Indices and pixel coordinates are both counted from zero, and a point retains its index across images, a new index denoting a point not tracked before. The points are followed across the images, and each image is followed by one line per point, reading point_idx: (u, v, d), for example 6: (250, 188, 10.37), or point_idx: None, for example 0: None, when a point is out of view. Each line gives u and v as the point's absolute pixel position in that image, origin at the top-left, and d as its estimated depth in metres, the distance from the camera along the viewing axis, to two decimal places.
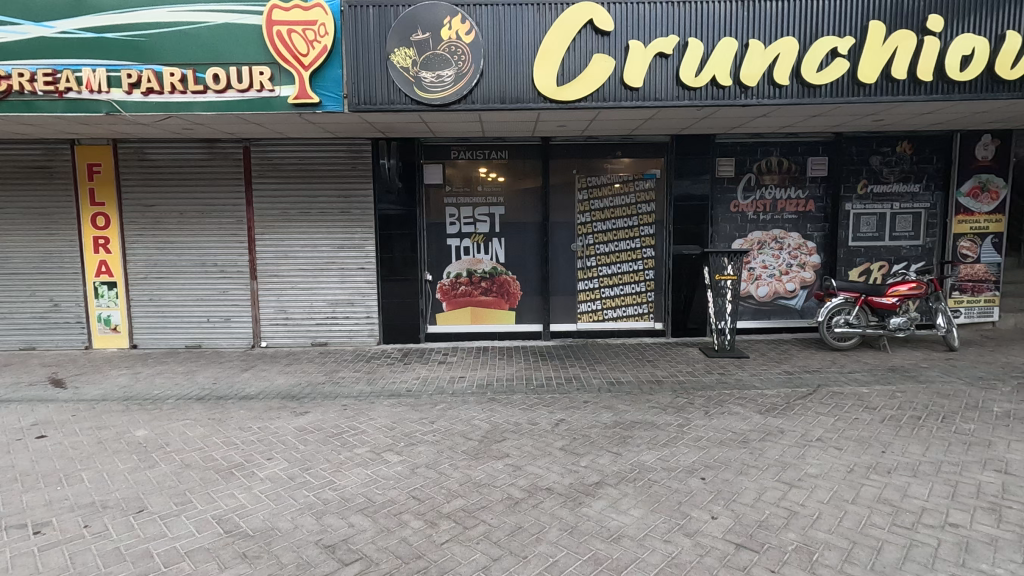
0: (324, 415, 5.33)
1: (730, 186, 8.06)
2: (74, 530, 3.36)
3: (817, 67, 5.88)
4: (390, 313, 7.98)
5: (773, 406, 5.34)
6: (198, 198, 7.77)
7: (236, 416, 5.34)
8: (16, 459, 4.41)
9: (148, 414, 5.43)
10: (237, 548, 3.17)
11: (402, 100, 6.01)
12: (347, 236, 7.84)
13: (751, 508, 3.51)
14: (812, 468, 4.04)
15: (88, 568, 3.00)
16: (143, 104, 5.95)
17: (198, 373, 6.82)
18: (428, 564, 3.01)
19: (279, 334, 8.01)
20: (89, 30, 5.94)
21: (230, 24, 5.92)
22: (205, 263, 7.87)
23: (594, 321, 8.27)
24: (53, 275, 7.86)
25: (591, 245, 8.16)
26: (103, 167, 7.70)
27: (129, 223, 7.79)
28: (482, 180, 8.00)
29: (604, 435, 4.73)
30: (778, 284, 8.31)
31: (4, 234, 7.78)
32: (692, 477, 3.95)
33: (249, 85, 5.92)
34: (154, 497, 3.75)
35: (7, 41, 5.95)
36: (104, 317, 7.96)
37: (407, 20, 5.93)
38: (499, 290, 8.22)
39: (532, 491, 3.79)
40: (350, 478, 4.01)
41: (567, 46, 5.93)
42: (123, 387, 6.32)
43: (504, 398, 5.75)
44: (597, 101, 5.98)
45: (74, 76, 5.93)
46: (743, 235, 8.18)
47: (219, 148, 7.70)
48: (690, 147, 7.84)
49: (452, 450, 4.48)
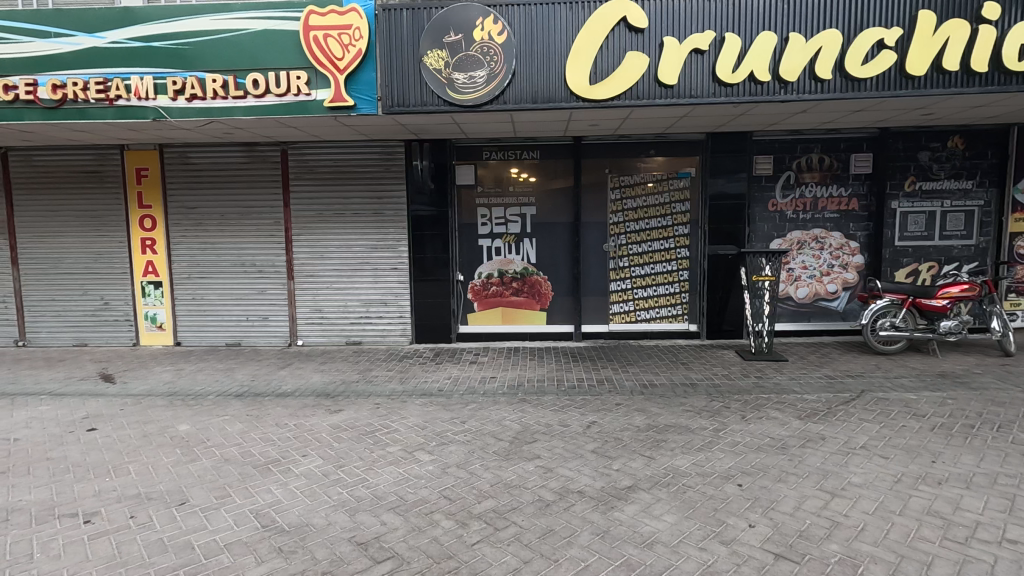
0: (357, 413, 5.41)
1: (768, 184, 7.84)
2: (121, 520, 3.49)
3: (862, 60, 5.66)
4: (422, 313, 8.05)
5: (814, 411, 5.16)
6: (238, 200, 8.00)
7: (274, 413, 5.46)
8: (69, 451, 4.61)
9: (191, 410, 5.61)
10: (273, 543, 3.23)
11: (435, 101, 6.05)
12: (380, 237, 7.94)
13: (790, 517, 3.39)
14: (856, 477, 3.88)
15: (133, 557, 3.11)
16: (187, 110, 6.17)
17: (237, 370, 7.02)
18: (459, 564, 3.01)
19: (315, 333, 8.17)
20: (137, 40, 6.17)
21: (269, 29, 6.06)
22: (245, 263, 8.09)
23: (626, 322, 8.17)
24: (103, 274, 8.22)
25: (623, 245, 8.06)
26: (150, 171, 8.01)
27: (174, 225, 8.08)
28: (514, 181, 8.00)
29: (637, 438, 4.65)
30: (819, 286, 8.03)
31: (60, 235, 8.18)
32: (729, 483, 3.84)
33: (287, 89, 6.05)
34: (195, 491, 3.87)
35: (62, 52, 6.24)
36: (150, 316, 8.28)
37: (439, 22, 5.97)
38: (530, 290, 8.20)
39: (563, 493, 3.76)
40: (382, 477, 4.05)
41: (600, 44, 5.86)
42: (167, 383, 6.55)
43: (535, 399, 5.73)
44: (631, 99, 5.89)
45: (124, 84, 6.18)
46: (782, 235, 7.94)
47: (258, 151, 7.90)
48: (726, 145, 7.66)
49: (483, 451, 4.48)
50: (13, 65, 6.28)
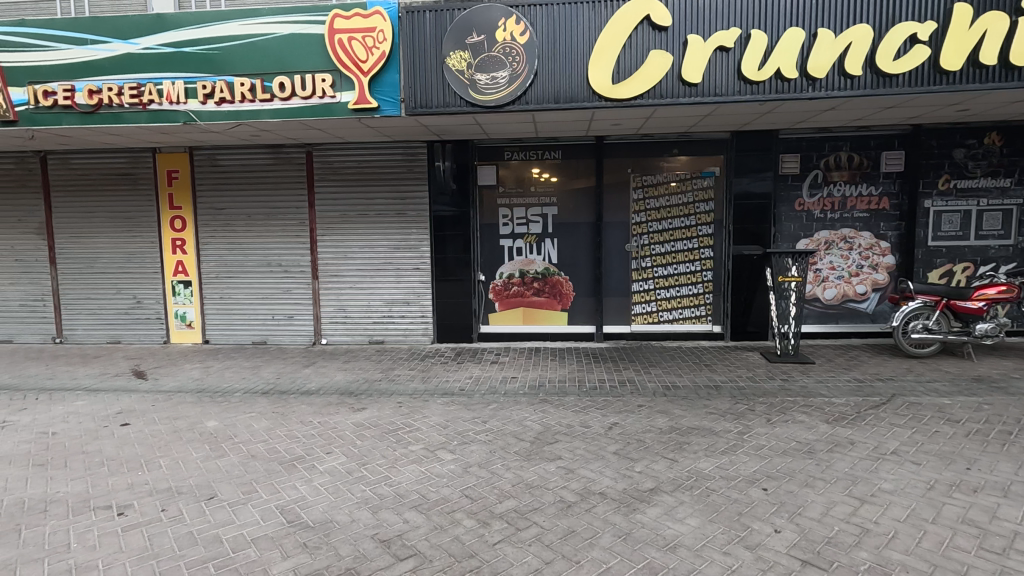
0: (380, 412, 5.47)
1: (795, 183, 7.69)
2: (152, 513, 3.59)
3: (893, 55, 5.52)
4: (444, 312, 8.09)
5: (842, 415, 5.05)
6: (264, 201, 8.16)
7: (298, 410, 5.55)
8: (103, 445, 4.76)
9: (219, 406, 5.73)
10: (298, 539, 3.28)
11: (457, 102, 6.09)
12: (403, 237, 8.01)
13: (818, 523, 3.32)
14: (887, 483, 3.78)
15: (164, 549, 3.19)
16: (216, 113, 6.31)
17: (263, 368, 7.15)
18: (481, 563, 3.02)
19: (339, 332, 8.28)
20: (169, 46, 6.33)
21: (295, 34, 6.17)
22: (271, 263, 8.24)
23: (649, 323, 8.11)
24: (135, 274, 8.45)
25: (646, 245, 7.99)
26: (180, 173, 8.22)
27: (204, 226, 8.27)
28: (535, 181, 8.00)
29: (660, 440, 4.61)
30: (848, 287, 7.85)
31: (94, 236, 8.44)
32: (754, 487, 3.78)
33: (312, 92, 6.15)
34: (223, 485, 3.96)
35: (98, 58, 6.43)
36: (180, 314, 8.49)
37: (462, 23, 6.00)
38: (551, 290, 8.18)
39: (584, 495, 3.74)
40: (404, 475, 4.09)
41: (623, 43, 5.82)
42: (196, 379, 6.71)
43: (556, 399, 5.72)
44: (654, 98, 5.83)
45: (156, 88, 6.35)
46: (809, 235, 7.78)
47: (284, 153, 8.04)
48: (751, 144, 7.54)
49: (504, 451, 4.49)
50: (53, 71, 6.49)
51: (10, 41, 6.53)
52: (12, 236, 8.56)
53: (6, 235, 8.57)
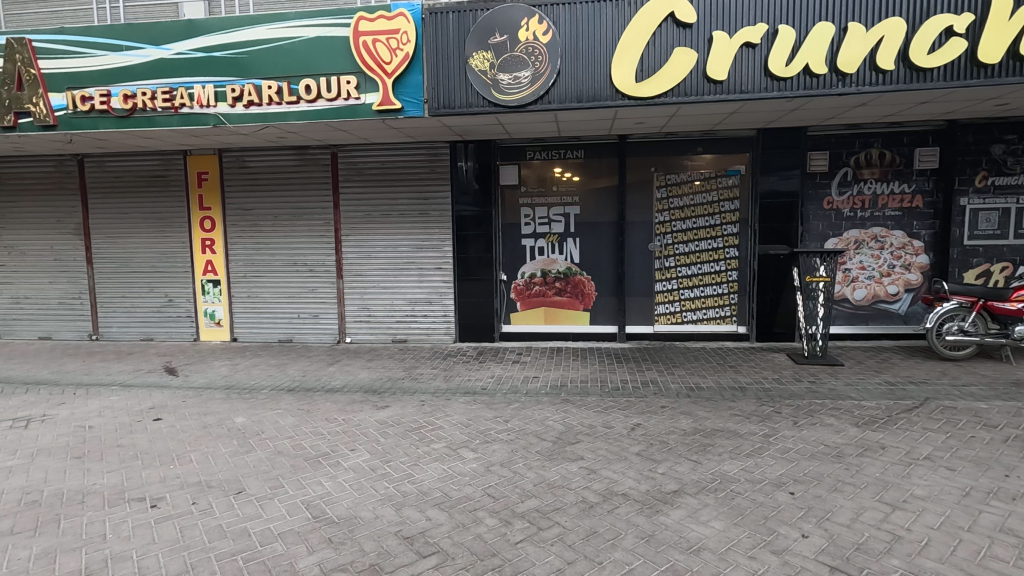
0: (403, 410, 5.52)
1: (823, 181, 7.53)
2: (184, 506, 3.69)
3: (928, 49, 5.36)
4: (466, 312, 8.13)
5: (873, 419, 4.92)
6: (291, 201, 8.31)
7: (323, 407, 5.64)
8: (137, 439, 4.91)
9: (246, 403, 5.86)
10: (324, 533, 3.34)
11: (480, 102, 6.11)
12: (426, 236, 8.07)
13: (847, 529, 3.25)
14: (920, 489, 3.68)
15: (195, 541, 3.28)
16: (245, 116, 6.45)
17: (289, 365, 7.28)
18: (503, 562, 3.03)
19: (362, 330, 8.39)
20: (200, 50, 6.49)
21: (320, 37, 6.26)
22: (297, 263, 8.39)
23: (672, 324, 8.02)
24: (167, 273, 8.69)
25: (669, 245, 7.91)
26: (210, 175, 8.42)
27: (232, 226, 8.46)
28: (558, 180, 7.98)
29: (683, 442, 4.56)
30: (878, 287, 7.65)
31: (128, 237, 8.71)
32: (780, 491, 3.72)
33: (337, 94, 6.24)
34: (251, 480, 4.04)
35: (133, 64, 6.63)
36: (209, 312, 8.69)
37: (485, 23, 6.02)
38: (573, 290, 8.16)
39: (607, 496, 3.73)
40: (427, 473, 4.13)
41: (646, 41, 5.77)
42: (224, 376, 6.87)
43: (578, 399, 5.70)
44: (678, 96, 5.77)
45: (187, 92, 6.52)
46: (838, 234, 7.60)
47: (309, 155, 8.18)
48: (778, 141, 7.41)
49: (526, 450, 4.49)
50: (89, 77, 6.71)
51: (48, 48, 6.75)
52: (51, 236, 8.88)
53: (46, 235, 8.89)
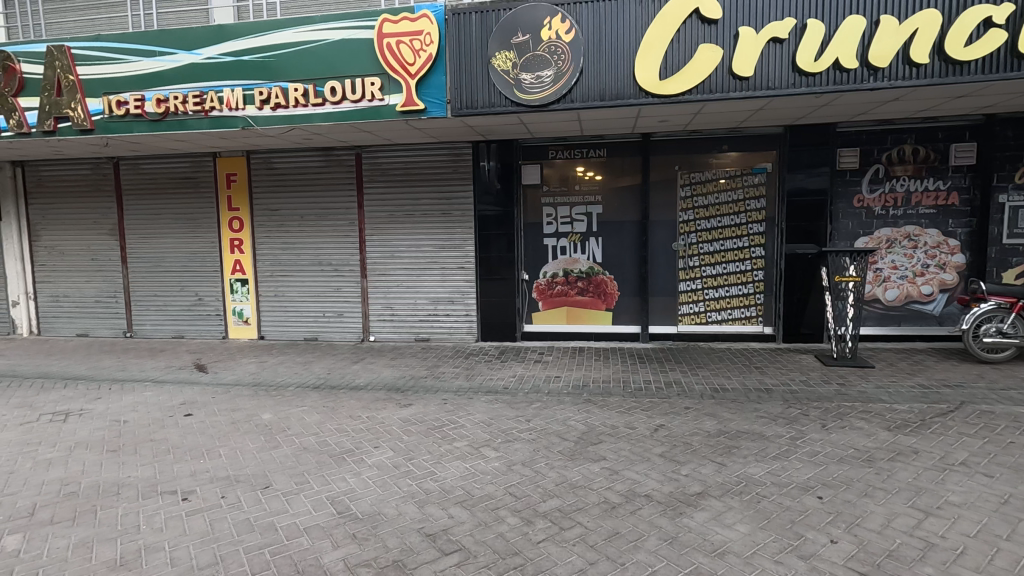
0: (425, 408, 5.57)
1: (853, 178, 7.35)
2: (213, 499, 3.79)
3: (965, 41, 5.19)
4: (488, 311, 8.16)
5: (905, 423, 4.79)
6: (316, 202, 8.44)
7: (348, 405, 5.73)
8: (169, 433, 5.05)
9: (274, 399, 5.99)
10: (348, 529, 3.39)
11: (502, 102, 6.12)
12: (448, 236, 8.12)
13: (877, 535, 3.17)
14: (955, 496, 3.57)
15: (224, 534, 3.36)
16: (272, 118, 6.58)
17: (315, 363, 7.41)
18: (524, 561, 3.03)
19: (386, 329, 8.48)
20: (229, 55, 6.64)
21: (345, 39, 6.34)
22: (322, 263, 8.52)
23: (696, 324, 7.92)
24: (197, 272, 8.91)
25: (693, 244, 7.81)
26: (238, 176, 8.60)
27: (260, 226, 8.63)
28: (580, 180, 7.95)
29: (707, 444, 4.50)
30: (911, 287, 7.44)
31: (161, 237, 8.96)
32: (808, 495, 3.64)
33: (362, 95, 6.32)
34: (278, 476, 4.13)
35: (165, 69, 6.81)
36: (238, 311, 8.89)
37: (508, 23, 6.03)
38: (596, 290, 8.11)
39: (629, 497, 3.70)
40: (450, 471, 4.16)
41: (670, 38, 5.71)
42: (252, 373, 7.02)
43: (600, 400, 5.68)
44: (703, 93, 5.69)
45: (217, 96, 6.68)
46: (869, 233, 7.41)
47: (335, 156, 8.30)
48: (806, 138, 7.27)
49: (548, 450, 4.49)
50: (124, 82, 6.91)
51: (87, 55, 6.98)
52: (88, 236, 9.18)
53: (83, 236, 9.20)
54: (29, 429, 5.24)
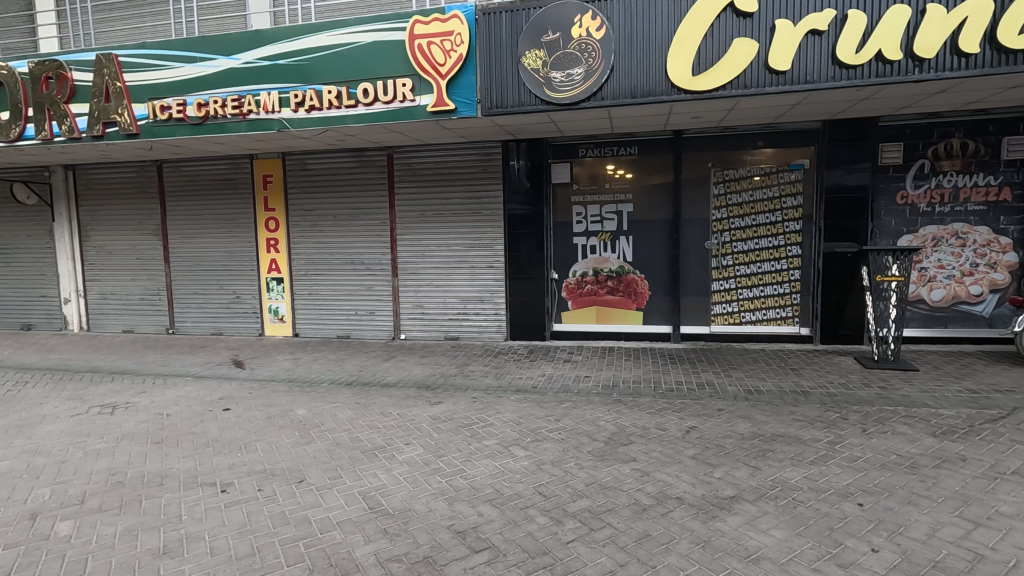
0: (455, 406, 5.61)
1: (897, 174, 7.08)
2: (250, 492, 3.90)
3: (1019, 29, 4.95)
4: (518, 311, 8.16)
5: (952, 428, 4.59)
6: (348, 202, 8.59)
7: (379, 402, 5.82)
8: (208, 427, 5.22)
9: (308, 396, 6.13)
10: (379, 524, 3.44)
11: (532, 101, 6.12)
12: (478, 236, 8.15)
13: (922, 545, 3.04)
14: (1006, 506, 3.40)
15: (261, 526, 3.45)
16: (307, 121, 6.72)
17: (347, 360, 7.54)
18: (554, 561, 3.02)
19: (416, 327, 8.58)
20: (266, 59, 6.81)
21: (377, 42, 6.43)
22: (354, 262, 8.67)
23: (729, 324, 7.76)
24: (235, 271, 9.18)
25: (727, 243, 7.65)
26: (274, 177, 8.82)
27: (295, 226, 8.83)
28: (610, 178, 7.88)
29: (741, 447, 4.41)
30: (959, 287, 7.13)
31: (201, 237, 9.26)
32: (847, 501, 3.53)
33: (393, 96, 6.40)
34: (311, 470, 4.22)
35: (205, 74, 7.03)
36: (273, 308, 9.12)
37: (538, 21, 6.01)
38: (626, 289, 8.03)
39: (660, 499, 3.65)
40: (479, 468, 4.18)
41: (704, 33, 5.60)
42: (287, 370, 7.20)
43: (631, 400, 5.62)
44: (737, 88, 5.57)
45: (255, 99, 6.86)
46: (913, 231, 7.13)
47: (367, 156, 8.43)
48: (846, 133, 7.04)
49: (578, 450, 4.46)
50: (167, 88, 7.16)
51: (133, 62, 7.26)
52: (134, 237, 9.56)
53: (130, 236, 9.58)
54: (79, 420, 5.49)
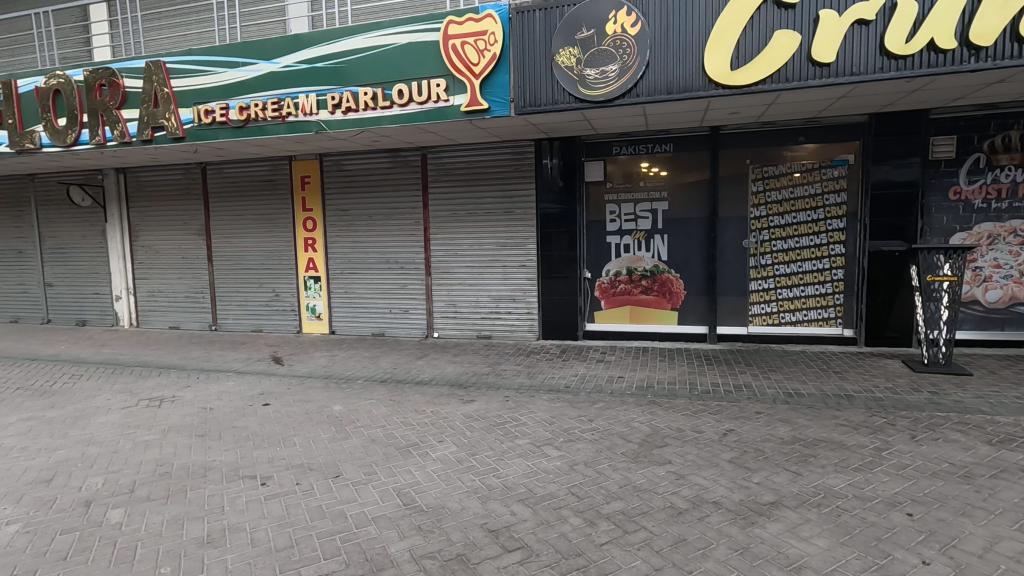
0: (487, 405, 5.63)
1: (948, 169, 6.76)
2: (289, 485, 3.99)
3: None
4: (550, 310, 8.13)
5: (1009, 437, 4.35)
6: (383, 202, 8.72)
7: (413, 399, 5.90)
8: (249, 421, 5.38)
9: (343, 392, 6.24)
10: (413, 521, 3.47)
11: (566, 99, 6.08)
12: (510, 235, 8.15)
13: (977, 559, 2.89)
14: None
15: (300, 519, 3.53)
16: (344, 122, 6.85)
17: (382, 358, 7.66)
18: (588, 563, 3.00)
19: (449, 326, 8.63)
20: (304, 63, 6.96)
21: (412, 43, 6.49)
22: (389, 261, 8.80)
23: (768, 325, 7.55)
24: (274, 270, 9.42)
25: (766, 241, 7.44)
26: (312, 178, 9.02)
27: (331, 226, 9.01)
28: (645, 176, 7.76)
29: (781, 451, 4.28)
30: (1017, 288, 6.76)
31: (242, 236, 9.54)
32: (895, 511, 3.38)
33: (427, 97, 6.46)
34: (347, 466, 4.30)
35: (247, 79, 7.23)
36: (311, 307, 9.32)
37: (572, 19, 5.97)
38: (660, 289, 7.91)
39: (696, 503, 3.58)
40: (512, 468, 4.18)
41: (743, 26, 5.46)
42: (324, 366, 7.36)
43: (666, 401, 5.52)
44: (778, 82, 5.41)
45: (293, 102, 7.02)
46: (967, 228, 6.80)
47: (402, 157, 8.53)
48: (893, 127, 6.76)
49: (611, 451, 4.42)
50: (211, 93, 7.40)
51: (179, 68, 7.52)
52: (180, 237, 9.93)
53: (176, 236, 9.96)
54: (129, 413, 5.74)
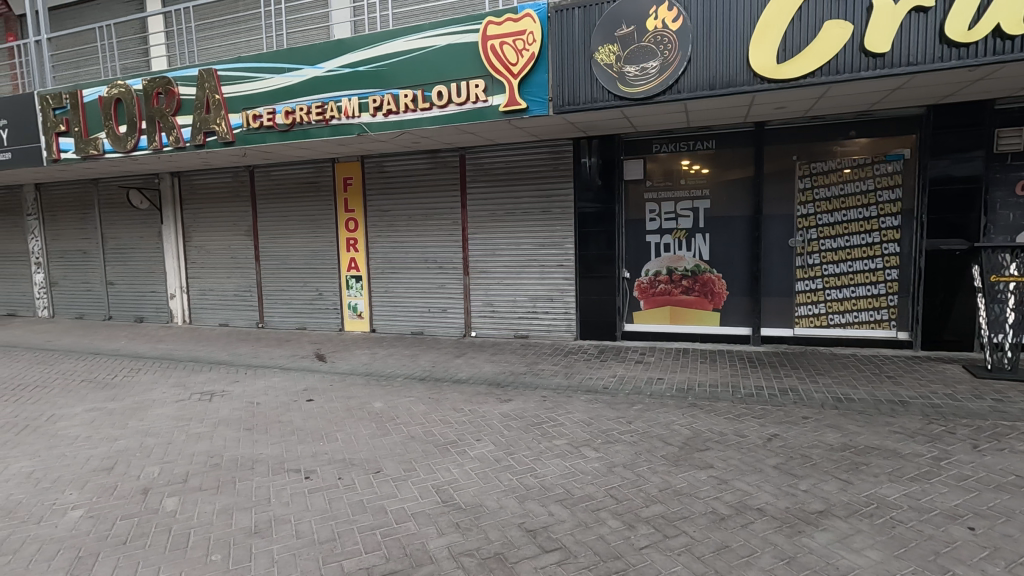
0: (525, 404, 5.63)
1: (1016, 163, 6.35)
2: (331, 480, 4.09)
3: None
4: (588, 310, 8.07)
5: None
6: (423, 203, 8.84)
7: (451, 397, 5.95)
8: (293, 416, 5.54)
9: (383, 389, 6.35)
10: (452, 518, 3.50)
11: (605, 97, 6.02)
12: (548, 234, 8.12)
13: None
14: None
15: (342, 513, 3.61)
16: (385, 124, 6.99)
17: (420, 356, 7.76)
18: (627, 566, 2.96)
19: (487, 325, 8.68)
20: (347, 67, 7.12)
21: (451, 44, 6.55)
22: (428, 261, 8.92)
23: (816, 327, 7.27)
24: (318, 269, 9.69)
25: (814, 240, 7.18)
26: (354, 179, 9.23)
27: (372, 226, 9.20)
28: (685, 174, 7.61)
29: (831, 458, 4.11)
30: None
31: (287, 236, 9.84)
32: (956, 524, 3.20)
33: (466, 98, 6.51)
34: (387, 462, 4.37)
35: (292, 83, 7.45)
36: (353, 305, 9.53)
37: (612, 15, 5.91)
38: (702, 289, 7.73)
39: (740, 509, 3.48)
40: (550, 468, 4.17)
41: (791, 17, 5.27)
42: (365, 363, 7.51)
43: (707, 404, 5.39)
44: (828, 74, 5.20)
45: (336, 105, 7.20)
46: None
47: (441, 158, 8.63)
48: (954, 119, 6.40)
49: (651, 454, 4.35)
50: (259, 98, 7.65)
51: (229, 75, 7.81)
52: (229, 237, 10.33)
53: (226, 237, 10.36)
54: (182, 405, 5.99)
